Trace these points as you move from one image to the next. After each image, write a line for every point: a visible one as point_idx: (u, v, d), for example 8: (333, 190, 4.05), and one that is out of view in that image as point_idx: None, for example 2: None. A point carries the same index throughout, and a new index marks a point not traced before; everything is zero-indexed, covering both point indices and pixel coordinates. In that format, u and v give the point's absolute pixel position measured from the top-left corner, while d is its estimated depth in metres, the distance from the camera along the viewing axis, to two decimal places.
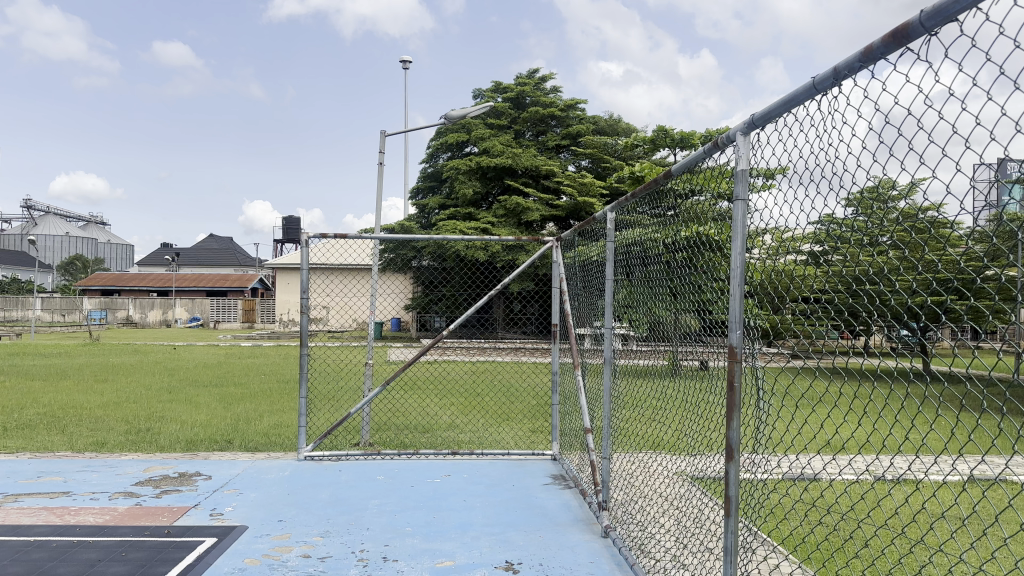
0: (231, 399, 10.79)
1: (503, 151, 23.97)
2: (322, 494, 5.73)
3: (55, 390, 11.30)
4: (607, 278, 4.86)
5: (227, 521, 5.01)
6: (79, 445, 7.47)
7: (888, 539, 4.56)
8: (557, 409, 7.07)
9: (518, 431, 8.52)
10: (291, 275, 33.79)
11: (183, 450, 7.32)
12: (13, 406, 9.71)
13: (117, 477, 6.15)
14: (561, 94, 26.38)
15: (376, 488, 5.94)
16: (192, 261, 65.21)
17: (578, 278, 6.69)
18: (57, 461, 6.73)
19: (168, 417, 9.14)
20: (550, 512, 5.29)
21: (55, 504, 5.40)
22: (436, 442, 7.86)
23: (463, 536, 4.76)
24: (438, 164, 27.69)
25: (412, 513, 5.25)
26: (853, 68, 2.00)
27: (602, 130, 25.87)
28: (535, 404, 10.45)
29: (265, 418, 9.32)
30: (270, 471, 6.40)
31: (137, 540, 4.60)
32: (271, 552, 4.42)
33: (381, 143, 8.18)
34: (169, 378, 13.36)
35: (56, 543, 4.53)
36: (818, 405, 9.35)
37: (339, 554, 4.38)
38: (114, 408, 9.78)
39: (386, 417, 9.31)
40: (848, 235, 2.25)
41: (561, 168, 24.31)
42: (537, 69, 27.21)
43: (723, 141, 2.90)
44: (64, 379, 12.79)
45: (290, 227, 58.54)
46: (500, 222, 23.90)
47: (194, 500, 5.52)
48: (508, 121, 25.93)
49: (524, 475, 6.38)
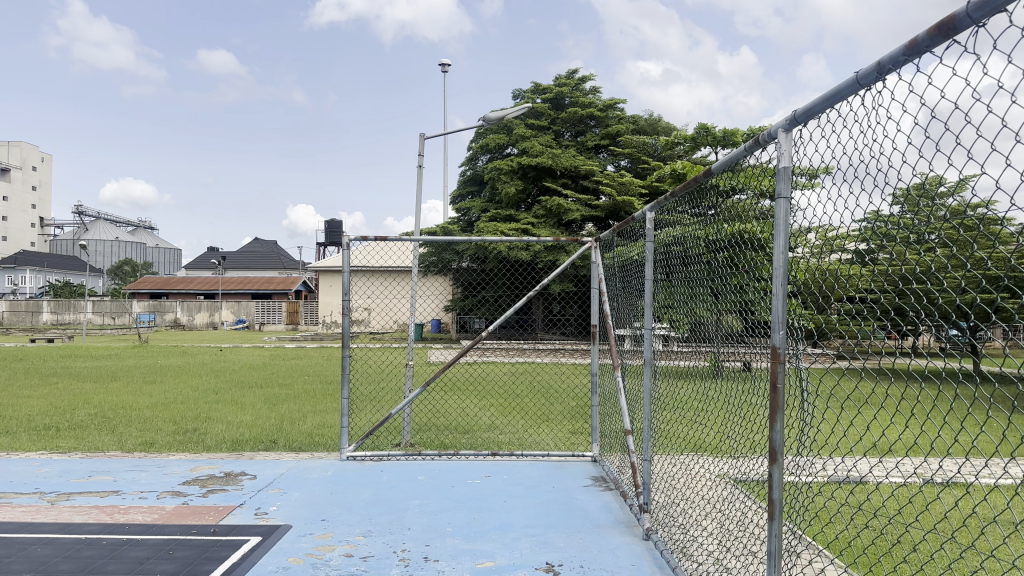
0: (276, 400, 10.99)
1: (542, 151, 23.99)
2: (364, 493, 5.80)
3: (107, 392, 11.63)
4: (647, 278, 4.80)
5: (271, 520, 5.10)
6: (129, 445, 7.67)
7: (937, 543, 4.47)
8: (597, 411, 7.04)
9: (557, 432, 8.53)
10: (333, 277, 34.27)
11: (229, 449, 7.49)
12: (67, 406, 10.02)
13: (165, 477, 6.30)
14: (600, 94, 26.28)
15: (417, 488, 5.99)
16: (238, 265, 66.54)
17: (618, 279, 6.63)
18: (107, 460, 6.92)
19: (215, 417, 9.34)
20: (590, 514, 5.26)
21: (104, 503, 5.55)
22: (476, 442, 7.90)
23: (504, 537, 4.77)
24: (478, 166, 27.81)
25: (452, 513, 5.28)
26: (897, 63, 1.95)
27: (641, 129, 25.69)
28: (576, 404, 10.44)
29: (309, 418, 9.46)
30: (313, 471, 6.50)
31: (184, 538, 4.70)
32: (314, 551, 4.48)
33: (420, 146, 8.25)
34: (216, 379, 13.66)
35: (105, 541, 4.66)
36: (864, 407, 9.21)
37: (380, 554, 4.42)
38: (163, 409, 10.03)
39: (426, 417, 9.39)
40: (893, 233, 2.18)
41: (600, 168, 24.21)
42: (576, 69, 27.14)
43: (764, 139, 2.86)
44: (115, 380, 13.16)
45: (333, 230, 59.33)
46: (540, 223, 23.92)
47: (239, 499, 5.62)
48: (548, 121, 25.92)
49: (564, 476, 6.37)
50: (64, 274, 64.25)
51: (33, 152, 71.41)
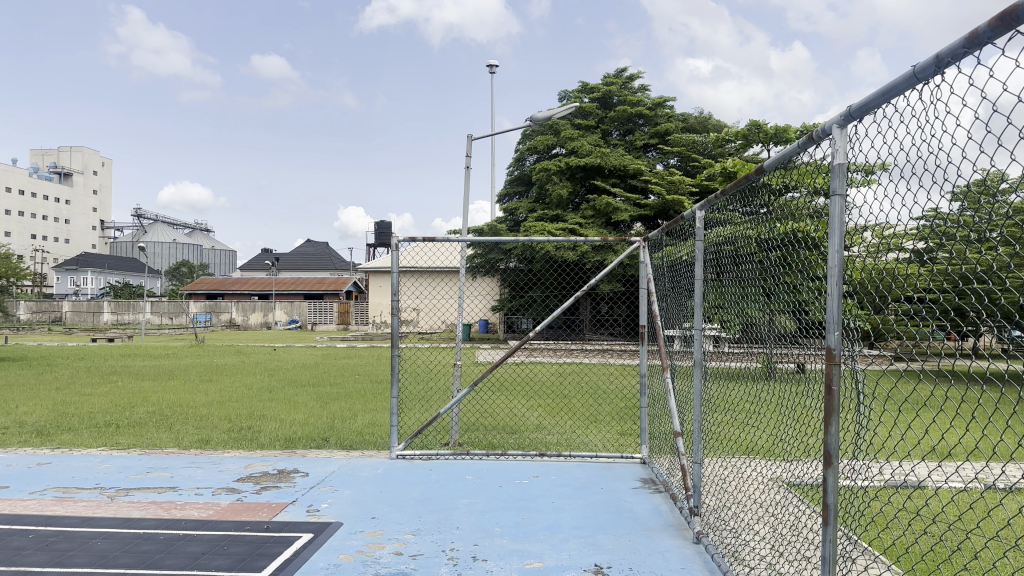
0: (327, 398, 11.17)
1: (591, 151, 23.92)
2: (413, 492, 5.84)
3: (165, 390, 11.98)
4: (697, 278, 4.73)
5: (323, 517, 5.18)
6: (186, 442, 7.89)
7: (1000, 551, 4.30)
8: (646, 412, 6.96)
9: (606, 433, 8.48)
10: (383, 278, 34.68)
11: (282, 447, 7.64)
12: (128, 404, 10.36)
13: (221, 473, 6.46)
14: (648, 93, 26.04)
15: (465, 487, 6.01)
16: (290, 266, 67.86)
17: (667, 279, 6.56)
18: (165, 457, 7.13)
19: (268, 415, 9.54)
20: (639, 517, 5.21)
21: (163, 499, 5.71)
22: (525, 443, 7.90)
23: (552, 538, 4.75)
24: (526, 166, 27.83)
25: (501, 514, 5.28)
26: (957, 55, 1.88)
27: (691, 127, 25.36)
28: (624, 405, 10.36)
29: (359, 416, 9.59)
30: (364, 469, 6.58)
31: (238, 534, 4.81)
32: (364, 548, 4.53)
33: (467, 147, 8.30)
34: (269, 378, 13.96)
35: (163, 535, 4.79)
36: (922, 410, 8.93)
37: (429, 553, 4.45)
38: (219, 407, 10.29)
39: (474, 417, 9.42)
40: (954, 231, 2.10)
41: (649, 167, 23.99)
42: (624, 68, 26.96)
43: (818, 135, 2.78)
44: (173, 379, 13.54)
45: (382, 232, 60.04)
46: (588, 223, 23.83)
47: (291, 496, 5.72)
48: (596, 121, 25.81)
49: (612, 478, 6.32)
50: (125, 275, 66.40)
51: (95, 159, 74.64)
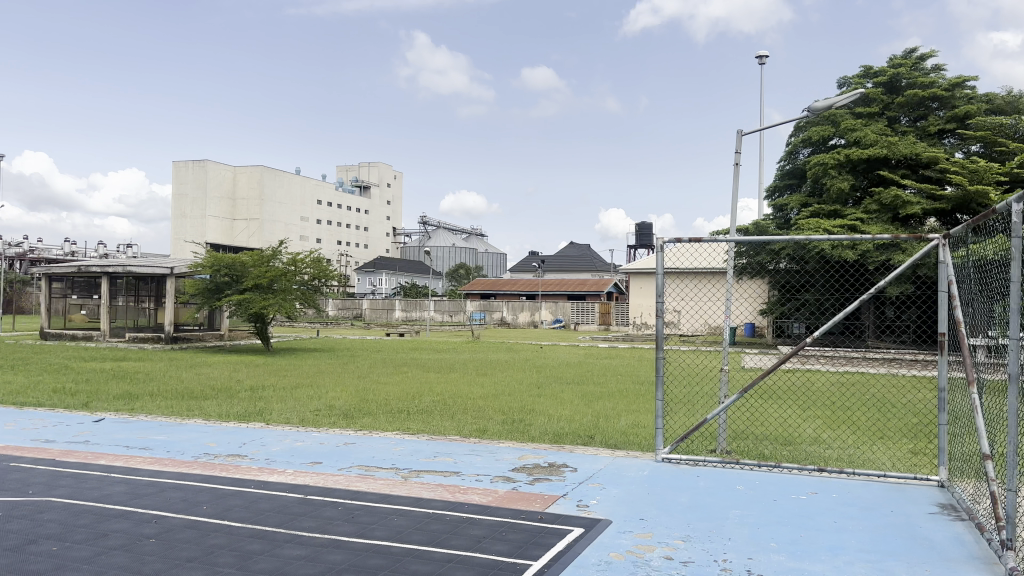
0: (591, 397, 11.45)
1: (875, 141, 21.86)
2: (681, 497, 5.77)
3: (446, 381, 13.11)
4: (1015, 280, 4.09)
5: (593, 513, 5.30)
6: (466, 430, 8.55)
7: None
8: (946, 430, 6.17)
9: (895, 451, 7.66)
10: (645, 279, 34.66)
11: (551, 441, 7.96)
12: (416, 393, 11.48)
13: (497, 462, 6.90)
14: (945, 72, 23.11)
15: (738, 497, 5.80)
16: (555, 267, 70.47)
17: (974, 281, 5.75)
18: (449, 444, 7.79)
19: (538, 410, 10.01)
20: (939, 546, 4.62)
21: (448, 482, 6.23)
22: (800, 455, 7.41)
23: (835, 560, 4.40)
24: (798, 161, 26.13)
25: (776, 528, 5.01)
26: None
27: (1002, 107, 22.03)
28: (917, 422, 9.28)
29: (624, 417, 9.69)
30: (630, 470, 6.62)
31: (516, 522, 5.10)
32: (635, 549, 4.56)
33: (737, 144, 8.02)
34: (537, 374, 14.64)
35: (450, 517, 5.24)
36: None
37: (701, 561, 4.36)
38: (493, 399, 11.01)
39: (743, 425, 9.05)
40: None
41: (946, 155, 21.26)
42: (915, 47, 24.21)
43: None
44: (453, 372, 14.77)
45: (644, 233, 59.97)
46: (871, 220, 21.77)
47: (562, 490, 5.94)
48: (880, 108, 23.50)
49: (904, 501, 5.68)
50: (412, 276, 73.64)
51: (388, 172, 81.83)
